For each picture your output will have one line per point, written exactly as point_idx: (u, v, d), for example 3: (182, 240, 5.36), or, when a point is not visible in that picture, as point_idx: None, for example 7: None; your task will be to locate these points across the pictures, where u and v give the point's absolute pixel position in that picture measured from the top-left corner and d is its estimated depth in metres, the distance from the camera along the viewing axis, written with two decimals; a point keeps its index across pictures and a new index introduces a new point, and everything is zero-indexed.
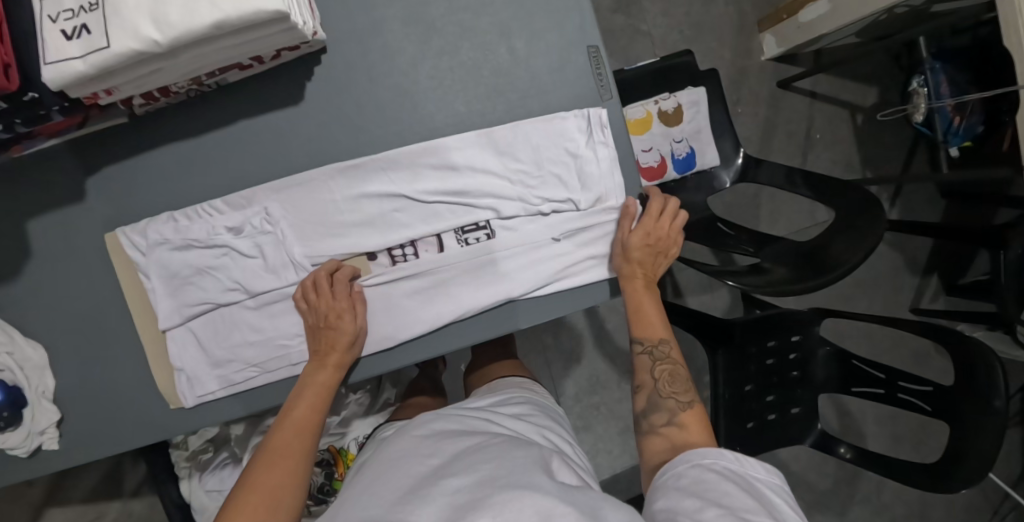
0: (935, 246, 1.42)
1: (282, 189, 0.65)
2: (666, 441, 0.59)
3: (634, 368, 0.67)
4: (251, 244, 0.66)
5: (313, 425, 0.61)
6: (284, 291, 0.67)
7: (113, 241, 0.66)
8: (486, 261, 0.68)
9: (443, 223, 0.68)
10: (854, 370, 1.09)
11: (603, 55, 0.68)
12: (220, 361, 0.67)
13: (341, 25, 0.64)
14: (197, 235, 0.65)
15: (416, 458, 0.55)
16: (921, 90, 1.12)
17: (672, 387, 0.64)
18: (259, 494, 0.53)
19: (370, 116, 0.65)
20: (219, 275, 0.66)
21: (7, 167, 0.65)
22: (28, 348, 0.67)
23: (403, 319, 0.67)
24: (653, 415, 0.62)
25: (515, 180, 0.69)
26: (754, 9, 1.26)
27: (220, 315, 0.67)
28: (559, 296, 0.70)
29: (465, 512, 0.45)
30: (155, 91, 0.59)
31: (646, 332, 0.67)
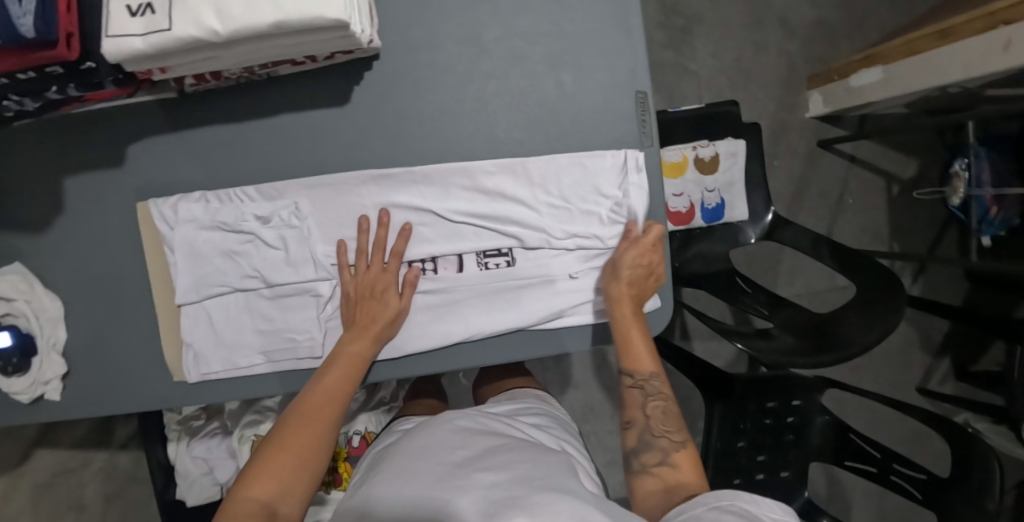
0: (953, 329, 1.40)
1: (311, 187, 0.66)
2: (659, 481, 0.60)
3: (625, 402, 0.66)
4: (277, 236, 0.67)
5: (343, 396, 0.62)
6: (300, 285, 0.68)
7: (144, 211, 0.68)
8: (506, 285, 0.69)
9: (466, 244, 0.68)
10: (851, 443, 1.08)
11: (650, 102, 0.69)
12: (227, 344, 0.68)
13: (396, 35, 0.65)
14: (225, 218, 0.66)
15: (446, 448, 0.60)
16: (961, 173, 1.09)
17: (665, 425, 0.63)
18: (288, 459, 0.56)
19: (410, 128, 0.66)
20: (241, 260, 0.67)
21: (53, 122, 0.67)
22: (45, 299, 0.69)
23: (410, 330, 0.68)
24: (645, 453, 0.62)
25: (544, 212, 0.69)
26: (806, 64, 1.24)
27: (234, 299, 0.68)
28: (566, 331, 0.70)
29: (502, 511, 0.49)
30: (207, 74, 0.60)
31: (636, 366, 0.66)
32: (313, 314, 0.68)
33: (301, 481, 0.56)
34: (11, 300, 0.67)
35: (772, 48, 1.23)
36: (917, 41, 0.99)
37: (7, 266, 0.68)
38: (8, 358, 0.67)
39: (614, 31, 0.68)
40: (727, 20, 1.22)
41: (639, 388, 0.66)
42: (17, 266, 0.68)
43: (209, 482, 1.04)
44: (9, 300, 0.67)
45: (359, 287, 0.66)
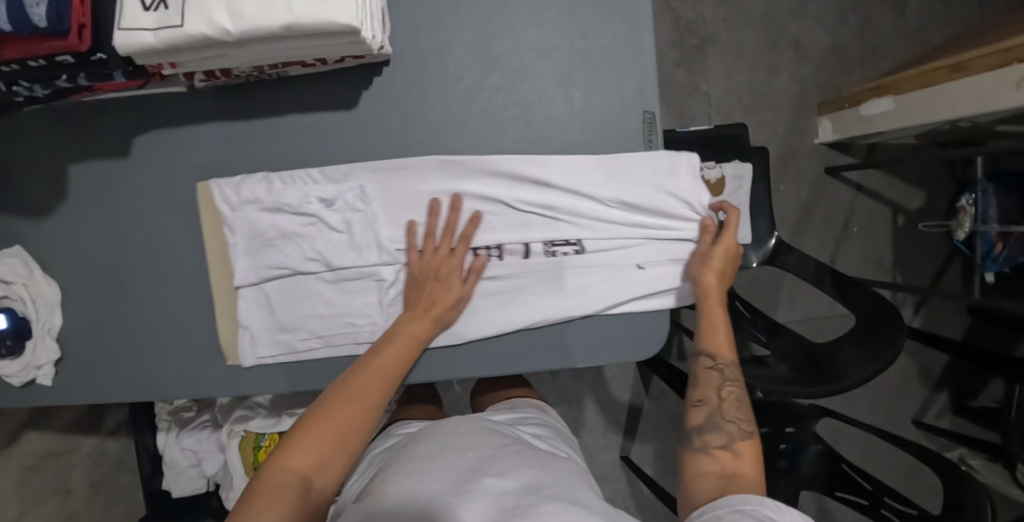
0: (953, 363, 1.38)
1: (381, 171, 0.66)
2: (718, 465, 0.58)
3: (699, 381, 0.66)
4: (341, 219, 0.67)
5: (393, 376, 0.61)
6: (364, 270, 0.68)
7: (204, 190, 0.67)
8: (566, 276, 0.70)
9: (534, 234, 0.70)
10: (842, 474, 1.08)
11: (657, 122, 0.69)
12: (286, 327, 0.69)
13: (407, 43, 0.65)
14: (289, 200, 0.66)
15: (455, 451, 0.61)
16: (968, 208, 1.08)
17: (736, 411, 0.62)
18: (331, 430, 0.54)
19: (416, 135, 0.66)
20: (303, 244, 0.68)
21: (62, 109, 0.67)
22: (43, 284, 0.69)
23: (472, 318, 0.68)
24: (709, 433, 0.61)
25: (603, 215, 0.70)
26: (818, 89, 1.23)
27: (295, 283, 0.69)
28: (617, 329, 0.71)
29: (513, 517, 0.50)
30: (217, 71, 0.61)
31: (716, 349, 0.66)
32: (374, 298, 0.69)
33: (342, 457, 0.53)
34: (9, 283, 0.68)
35: (785, 72, 1.23)
36: (931, 74, 0.99)
37: (7, 249, 0.69)
38: (1, 340, 0.67)
39: (625, 50, 0.67)
40: (741, 42, 1.22)
41: (717, 370, 0.65)
42: (16, 249, 0.69)
43: (196, 474, 1.05)
44: (8, 283, 0.68)
45: (426, 263, 0.66)
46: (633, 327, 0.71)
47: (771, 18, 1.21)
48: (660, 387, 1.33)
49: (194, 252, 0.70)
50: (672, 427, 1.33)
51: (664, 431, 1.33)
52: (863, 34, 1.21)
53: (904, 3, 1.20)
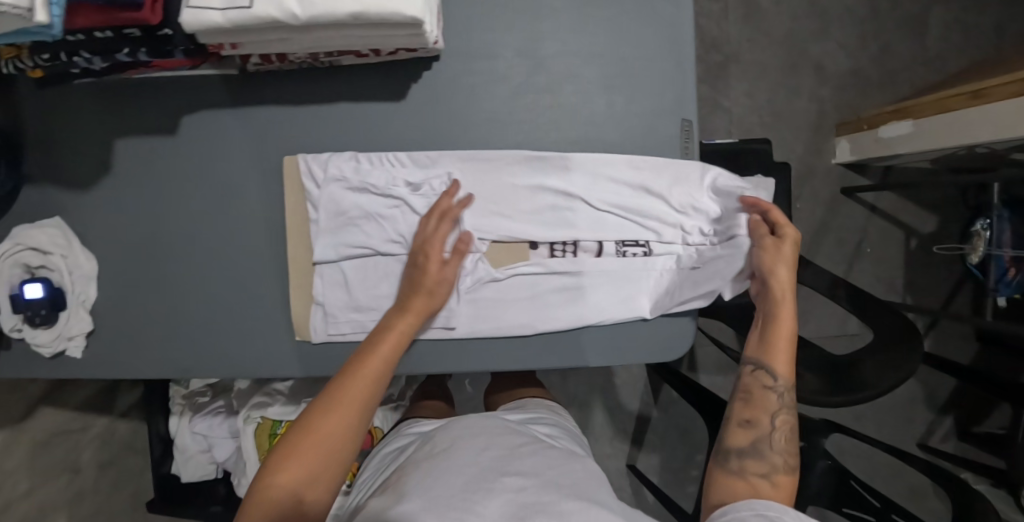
0: (960, 388, 1.39)
1: (467, 159, 0.69)
2: (749, 489, 0.59)
3: (753, 399, 0.65)
4: (425, 203, 0.69)
5: (381, 377, 0.61)
6: (445, 255, 0.70)
7: (290, 163, 0.68)
8: (634, 272, 0.73)
9: (608, 232, 0.73)
10: (849, 490, 1.09)
11: (694, 131, 0.72)
12: (361, 306, 0.70)
13: (456, 40, 0.67)
14: (375, 181, 0.68)
15: (475, 446, 0.63)
16: (982, 233, 1.09)
17: (786, 443, 0.63)
18: (317, 444, 0.56)
19: (461, 129, 0.69)
20: (384, 225, 0.69)
21: (112, 85, 0.68)
22: (80, 257, 0.70)
23: (545, 310, 0.71)
24: (750, 458, 0.62)
25: (671, 218, 0.73)
26: (836, 111, 1.26)
27: (375, 263, 0.71)
28: (668, 327, 0.73)
29: (529, 514, 0.53)
30: (273, 55, 0.62)
31: (773, 365, 0.65)
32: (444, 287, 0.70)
33: (331, 469, 0.56)
34: (47, 254, 0.68)
35: (805, 92, 1.25)
36: (950, 99, 1.01)
37: (47, 220, 0.69)
38: (36, 309, 0.67)
39: (666, 60, 0.71)
40: (763, 61, 1.24)
41: (772, 390, 0.65)
42: (55, 220, 0.69)
43: (205, 460, 1.05)
44: (46, 254, 0.68)
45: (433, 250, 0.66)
46: (663, 325, 0.73)
47: (794, 39, 1.23)
48: (668, 398, 1.33)
49: (235, 234, 0.71)
50: (679, 439, 1.33)
51: (670, 442, 1.34)
52: (883, 59, 1.24)
53: (925, 31, 1.23)
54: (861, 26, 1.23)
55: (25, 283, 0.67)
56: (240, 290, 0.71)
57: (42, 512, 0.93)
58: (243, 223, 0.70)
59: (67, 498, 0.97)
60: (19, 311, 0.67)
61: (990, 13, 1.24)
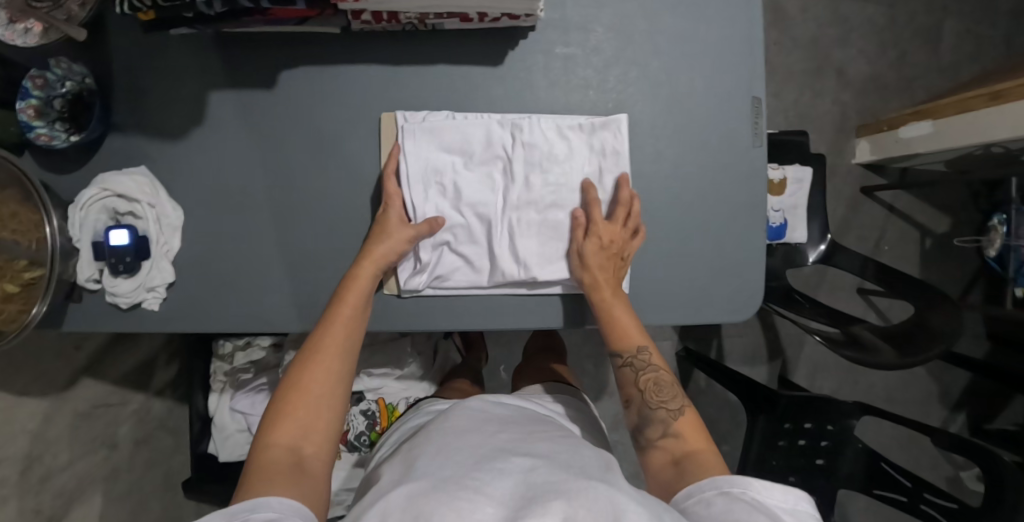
0: (970, 384, 1.45)
1: (556, 121, 0.72)
2: (666, 453, 0.62)
3: (621, 382, 0.70)
4: (519, 160, 0.71)
5: (356, 327, 0.64)
6: (532, 209, 0.72)
7: (388, 120, 0.70)
8: (705, 237, 0.77)
9: (684, 199, 0.76)
10: (881, 472, 1.11)
11: (763, 108, 0.77)
12: (454, 262, 0.71)
13: (554, 12, 0.72)
14: (472, 135, 0.70)
15: (484, 433, 0.65)
16: (1000, 227, 1.17)
17: (659, 396, 0.66)
18: (303, 400, 0.58)
19: (554, 95, 0.73)
20: (478, 179, 0.71)
21: (211, 40, 0.69)
22: (167, 207, 0.69)
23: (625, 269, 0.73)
24: (648, 429, 0.65)
25: (738, 187, 0.77)
26: (857, 114, 1.33)
27: (463, 218, 0.71)
28: (733, 292, 0.77)
29: (543, 491, 0.52)
30: (385, 13, 0.65)
31: (625, 346, 0.68)
32: (536, 249, 0.71)
33: (324, 419, 0.58)
34: (135, 202, 0.67)
35: (828, 96, 1.32)
36: (969, 100, 1.07)
37: (134, 168, 0.69)
38: (121, 256, 0.66)
39: (739, 40, 0.76)
40: (790, 64, 1.31)
41: (629, 366, 0.69)
42: (142, 169, 0.69)
43: (243, 439, 1.04)
44: (133, 202, 0.68)
45: (602, 265, 0.69)
46: (730, 290, 0.77)
47: (819, 45, 1.31)
48: (696, 388, 1.36)
49: (327, 188, 0.71)
50: (707, 429, 1.36)
51: None
52: (899, 68, 1.32)
53: (938, 43, 1.33)
54: (880, 36, 1.32)
55: (111, 230, 0.66)
56: (330, 246, 0.72)
57: (80, 486, 0.90)
58: (334, 179, 0.71)
59: (104, 474, 0.94)
60: (105, 258, 0.67)
61: (997, 28, 1.34)
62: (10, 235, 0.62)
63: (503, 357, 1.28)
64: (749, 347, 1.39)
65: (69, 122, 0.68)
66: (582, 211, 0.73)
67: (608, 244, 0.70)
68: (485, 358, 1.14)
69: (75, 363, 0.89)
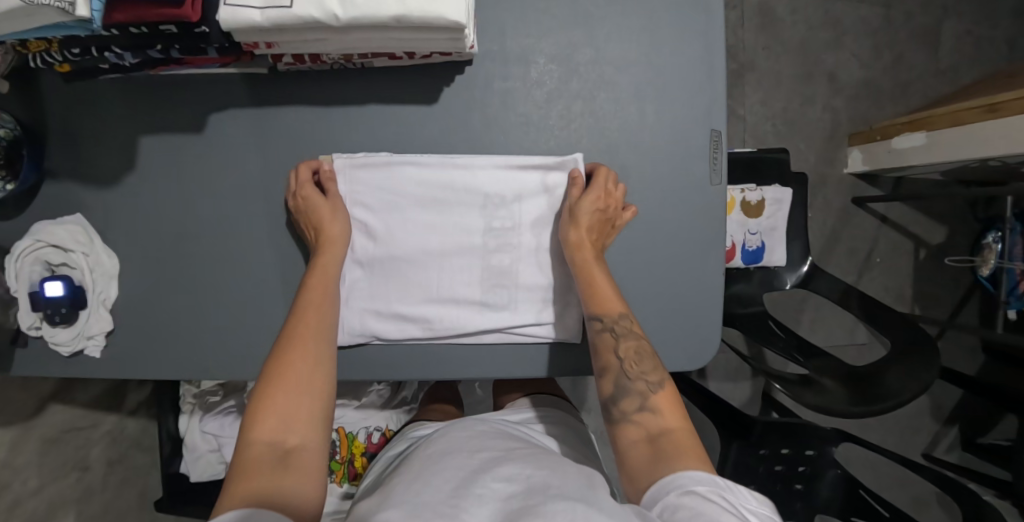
0: (965, 399, 1.40)
1: (501, 164, 0.68)
2: (642, 430, 0.57)
3: (598, 349, 0.64)
4: (459, 202, 0.68)
5: (327, 314, 0.62)
6: (470, 248, 0.68)
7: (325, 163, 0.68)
8: (656, 280, 0.74)
9: (633, 241, 0.73)
10: (859, 499, 1.08)
11: (723, 141, 0.74)
12: (391, 311, 0.69)
13: (492, 46, 0.68)
14: (412, 180, 0.67)
15: (461, 455, 0.63)
16: (994, 245, 1.11)
17: (640, 367, 0.61)
18: (283, 391, 0.55)
19: (494, 134, 0.70)
20: (417, 222, 0.68)
21: (138, 82, 0.68)
22: (102, 256, 0.69)
23: (569, 319, 0.70)
24: (622, 401, 0.60)
25: (695, 226, 0.74)
26: (849, 121, 1.26)
27: (398, 266, 0.69)
28: (687, 337, 0.75)
29: (520, 515, 0.49)
30: (306, 55, 0.62)
31: (605, 309, 0.64)
32: (477, 297, 0.69)
33: (310, 410, 0.55)
34: (68, 252, 0.67)
35: (819, 102, 1.26)
36: (963, 112, 1.01)
37: (68, 217, 0.69)
38: (57, 307, 0.67)
39: (695, 68, 0.72)
40: (778, 69, 1.24)
41: (609, 331, 0.64)
42: (76, 218, 0.69)
43: (214, 459, 1.05)
44: (67, 251, 0.67)
45: (593, 226, 0.67)
46: (685, 337, 0.75)
47: (809, 48, 1.24)
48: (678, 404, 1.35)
49: (265, 236, 0.71)
50: None
51: None
52: (895, 70, 1.25)
53: (937, 42, 1.24)
54: (875, 37, 1.24)
55: (46, 281, 0.67)
56: (269, 294, 0.71)
57: (52, 509, 0.93)
58: (274, 225, 0.70)
59: (76, 495, 0.97)
60: (41, 309, 0.67)
61: (1001, 26, 1.25)
62: None
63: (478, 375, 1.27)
64: (733, 363, 1.36)
65: (5, 168, 0.66)
66: (527, 255, 0.69)
67: (603, 207, 0.67)
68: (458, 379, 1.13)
69: (41, 391, 0.92)
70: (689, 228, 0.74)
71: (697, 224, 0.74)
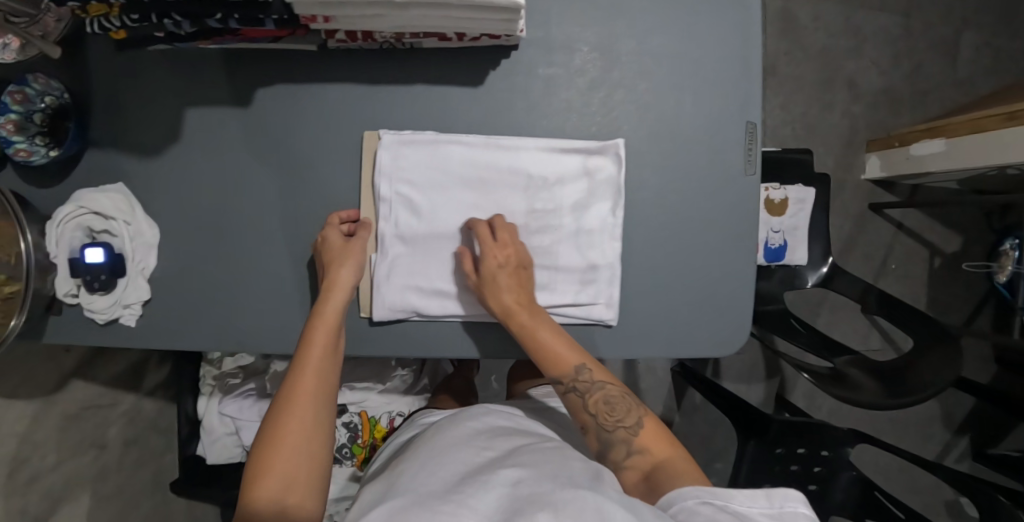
0: (976, 408, 1.41)
1: (543, 146, 0.69)
2: (637, 473, 0.58)
3: (570, 410, 0.63)
4: (500, 181, 0.69)
5: (330, 361, 0.63)
6: (507, 226, 0.69)
7: (371, 138, 0.69)
8: (690, 267, 0.74)
9: (669, 228, 0.74)
10: (874, 501, 1.08)
11: (758, 134, 0.74)
12: (432, 286, 0.70)
13: (537, 31, 0.70)
14: (456, 157, 0.68)
15: (471, 448, 0.62)
16: (1012, 252, 1.14)
17: (612, 416, 0.60)
18: (281, 452, 0.57)
19: (537, 118, 0.71)
20: (459, 199, 0.69)
21: (187, 55, 0.69)
22: (143, 225, 0.70)
23: (608, 299, 0.71)
24: (610, 453, 0.60)
25: (729, 215, 0.75)
26: (868, 128, 1.28)
27: (439, 242, 0.70)
28: (719, 326, 0.75)
29: (525, 506, 0.49)
30: (359, 33, 0.63)
31: (558, 374, 0.63)
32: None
33: (307, 471, 0.57)
34: (110, 219, 0.68)
35: (838, 108, 1.27)
36: (982, 120, 1.01)
37: (111, 185, 0.69)
38: (96, 274, 0.67)
39: (732, 61, 0.73)
40: (799, 75, 1.27)
41: (574, 391, 0.62)
42: (119, 186, 0.69)
43: (230, 443, 1.06)
44: (108, 219, 0.68)
45: (506, 285, 0.65)
46: (716, 325, 0.75)
47: (830, 55, 1.26)
48: (691, 404, 1.35)
49: (304, 211, 0.71)
50: (700, 446, 1.35)
51: (691, 449, 1.35)
52: (914, 79, 1.27)
53: (956, 54, 1.27)
54: (894, 46, 1.26)
55: (86, 247, 0.67)
56: (307, 269, 0.72)
57: (69, 485, 0.91)
58: (314, 201, 0.71)
59: (93, 473, 0.96)
60: (81, 275, 0.67)
61: (1018, 39, 1.28)
62: None
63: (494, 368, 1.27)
64: (747, 364, 1.37)
65: (49, 137, 0.68)
66: (565, 237, 0.70)
67: (504, 260, 0.66)
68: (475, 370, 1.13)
69: (63, 366, 0.91)
70: (725, 217, 0.75)
71: (731, 213, 0.75)
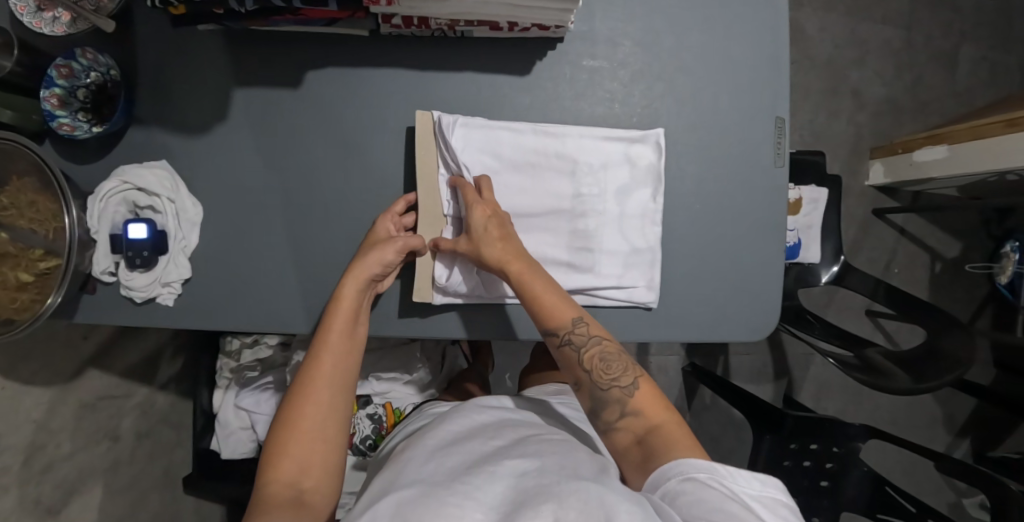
0: (976, 410, 1.45)
1: (584, 134, 0.72)
2: (631, 434, 0.56)
3: (564, 364, 0.62)
4: (548, 165, 0.71)
5: (348, 348, 0.64)
6: (555, 207, 0.72)
7: (423, 121, 0.69)
8: (725, 255, 0.76)
9: (704, 217, 0.76)
10: (884, 496, 1.10)
11: (787, 128, 0.77)
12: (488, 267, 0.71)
13: (583, 25, 0.72)
14: (506, 140, 0.70)
15: (478, 438, 0.55)
16: (1012, 254, 1.21)
17: (608, 374, 0.59)
18: (298, 436, 0.58)
19: (580, 107, 0.73)
20: (506, 183, 0.71)
21: (239, 36, 0.69)
22: (187, 203, 0.69)
23: (653, 281, 0.73)
24: (603, 412, 0.58)
25: (761, 205, 0.77)
26: (871, 136, 1.33)
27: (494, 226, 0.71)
28: (751, 313, 0.77)
29: (534, 497, 0.44)
30: (415, 19, 0.64)
31: (556, 325, 0.62)
32: (564, 257, 0.72)
33: (322, 455, 0.58)
34: (155, 197, 0.68)
35: (844, 116, 1.32)
36: (982, 127, 1.05)
37: (156, 163, 0.69)
38: (139, 250, 0.67)
39: (766, 59, 0.76)
40: (807, 84, 1.32)
41: (568, 344, 0.61)
42: (163, 164, 0.69)
43: (245, 437, 1.03)
44: (154, 196, 0.68)
45: (498, 238, 0.65)
46: (750, 312, 0.77)
47: (836, 66, 1.32)
48: (702, 406, 1.37)
49: (348, 193, 0.71)
50: (710, 446, 1.37)
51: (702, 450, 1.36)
52: (914, 91, 1.33)
53: (954, 67, 1.34)
54: (896, 59, 1.32)
55: (130, 223, 0.67)
56: (352, 250, 0.72)
57: (81, 477, 0.88)
58: (359, 183, 0.71)
59: (105, 466, 0.93)
60: (122, 251, 0.67)
61: (1012, 54, 1.35)
62: (28, 223, 0.63)
63: (509, 366, 1.28)
64: (755, 366, 1.39)
65: (92, 114, 0.67)
66: (606, 221, 0.73)
67: (493, 218, 0.66)
68: (492, 365, 1.13)
69: (81, 353, 0.89)
70: (757, 208, 0.77)
71: (762, 204, 0.77)
